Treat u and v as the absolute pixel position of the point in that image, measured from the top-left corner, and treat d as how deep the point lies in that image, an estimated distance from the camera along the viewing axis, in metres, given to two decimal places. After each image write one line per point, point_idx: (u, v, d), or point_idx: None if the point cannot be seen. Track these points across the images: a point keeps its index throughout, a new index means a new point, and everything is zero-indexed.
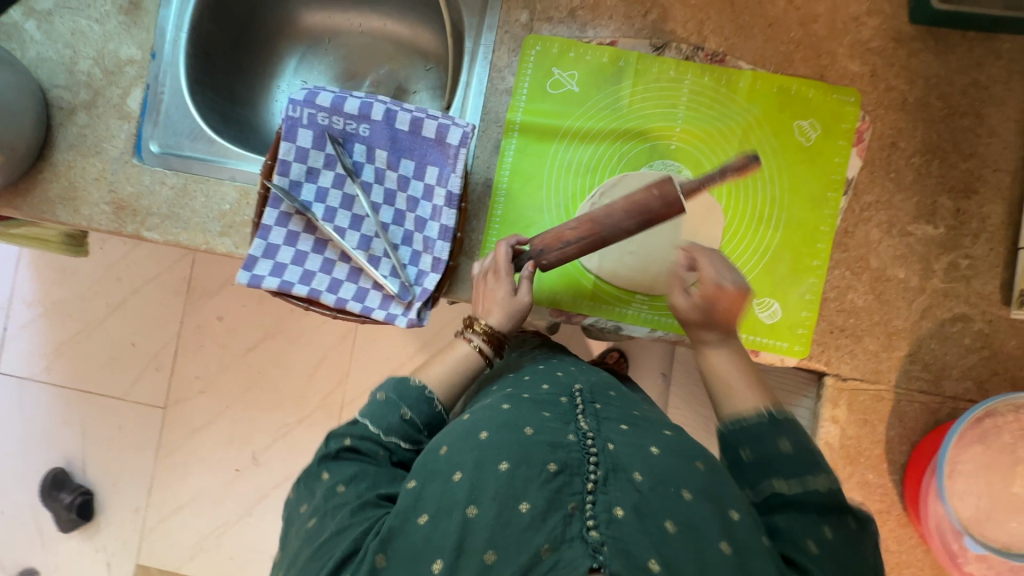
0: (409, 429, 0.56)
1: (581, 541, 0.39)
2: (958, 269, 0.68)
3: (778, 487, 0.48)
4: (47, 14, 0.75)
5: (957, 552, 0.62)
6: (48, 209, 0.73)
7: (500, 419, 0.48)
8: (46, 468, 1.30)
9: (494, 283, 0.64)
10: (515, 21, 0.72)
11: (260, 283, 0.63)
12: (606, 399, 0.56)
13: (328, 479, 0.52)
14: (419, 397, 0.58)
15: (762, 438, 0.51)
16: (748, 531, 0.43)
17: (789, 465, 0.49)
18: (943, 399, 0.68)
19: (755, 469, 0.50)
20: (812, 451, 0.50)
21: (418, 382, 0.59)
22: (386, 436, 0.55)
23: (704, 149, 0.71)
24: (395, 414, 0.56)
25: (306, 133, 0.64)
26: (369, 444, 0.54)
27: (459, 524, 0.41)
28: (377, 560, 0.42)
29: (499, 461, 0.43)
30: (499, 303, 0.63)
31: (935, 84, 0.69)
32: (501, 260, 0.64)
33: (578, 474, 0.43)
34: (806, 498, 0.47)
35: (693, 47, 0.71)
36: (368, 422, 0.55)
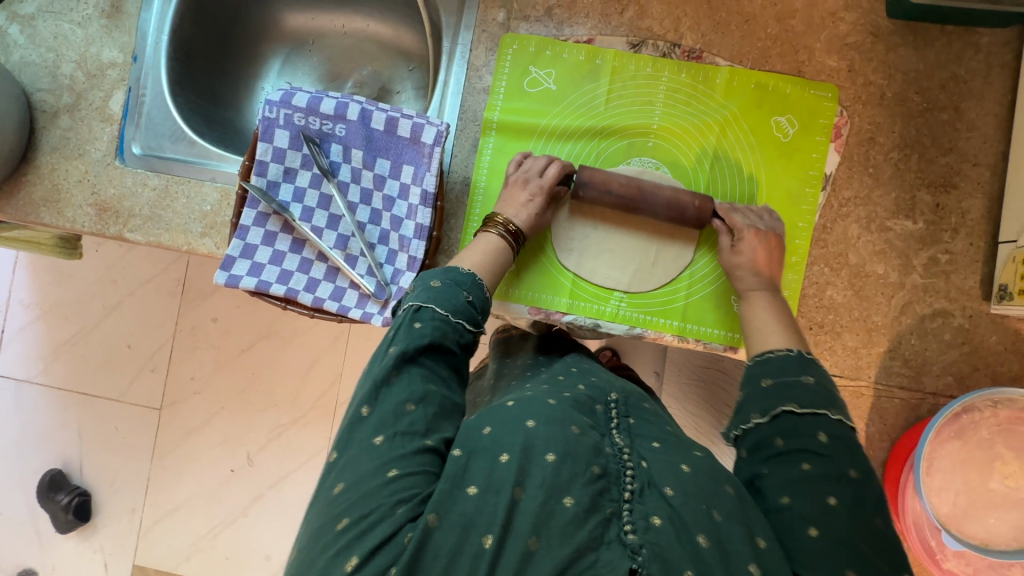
0: (472, 313, 0.56)
1: (619, 544, 0.42)
2: (937, 264, 0.68)
3: (790, 409, 0.51)
4: (29, 19, 0.76)
5: (936, 549, 0.62)
6: (33, 212, 0.73)
7: (549, 412, 0.49)
8: (44, 469, 1.31)
9: (532, 192, 0.66)
10: (491, 20, 0.72)
11: (237, 283, 0.63)
12: (640, 413, 0.56)
13: (394, 393, 0.49)
14: (475, 284, 0.58)
15: (787, 370, 0.54)
16: (775, 560, 0.44)
17: (809, 393, 0.52)
18: (924, 395, 0.68)
19: (774, 391, 0.53)
20: (831, 393, 0.53)
21: (470, 271, 0.59)
22: (453, 324, 0.54)
23: (682, 146, 0.71)
24: (459, 298, 0.56)
25: (282, 133, 0.65)
26: (439, 331, 0.53)
27: (508, 503, 0.42)
28: (430, 520, 0.42)
29: (546, 452, 0.45)
30: (534, 215, 0.66)
31: (913, 79, 0.69)
32: (550, 178, 0.66)
33: (617, 482, 0.45)
34: (818, 426, 0.50)
35: (670, 44, 0.71)
36: (436, 307, 0.54)
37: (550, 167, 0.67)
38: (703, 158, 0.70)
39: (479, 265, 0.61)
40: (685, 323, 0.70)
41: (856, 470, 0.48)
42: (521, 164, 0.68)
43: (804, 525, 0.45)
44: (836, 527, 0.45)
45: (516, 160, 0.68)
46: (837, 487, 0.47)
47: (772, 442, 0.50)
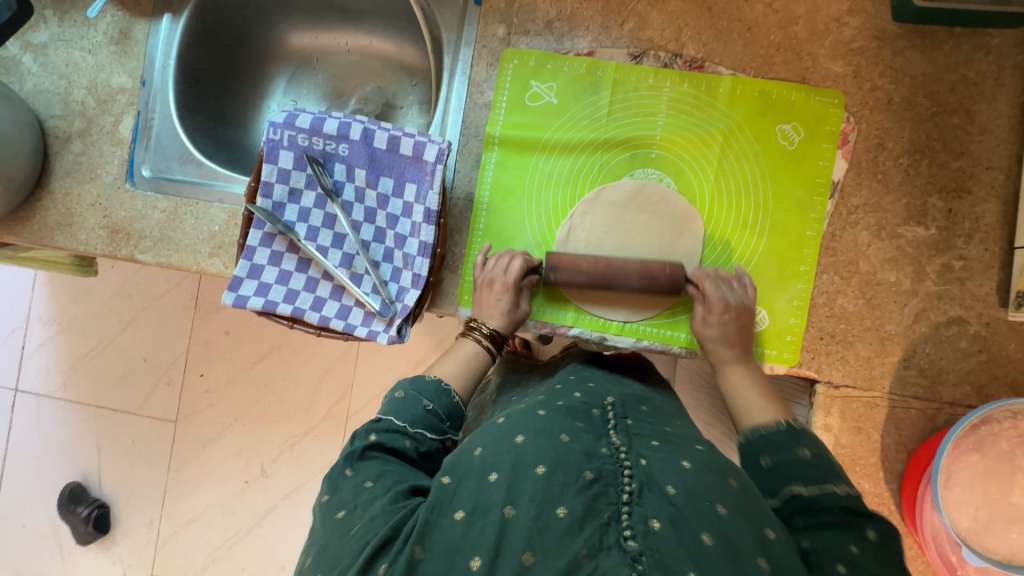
0: (433, 420, 0.58)
1: (618, 550, 0.40)
2: (952, 271, 0.67)
3: (795, 490, 0.49)
4: (42, 47, 0.78)
5: (956, 564, 0.60)
6: (46, 235, 0.75)
7: (537, 425, 0.50)
8: (64, 482, 1.34)
9: (500, 292, 0.66)
10: (492, 36, 0.72)
11: (245, 304, 0.64)
12: (639, 415, 0.56)
13: (353, 477, 0.51)
14: (438, 391, 0.60)
15: (782, 445, 0.53)
16: (784, 550, 0.43)
17: (810, 469, 0.50)
18: (940, 405, 0.66)
19: (775, 474, 0.51)
20: (831, 462, 0.51)
21: (435, 379, 0.61)
22: (412, 428, 0.56)
23: (686, 157, 0.70)
24: (418, 406, 0.58)
25: (287, 154, 0.65)
26: (395, 437, 0.55)
27: (497, 524, 0.42)
28: (414, 551, 0.42)
29: (535, 465, 0.45)
30: (506, 314, 0.66)
31: (922, 82, 0.68)
32: (514, 275, 0.66)
33: (613, 485, 0.44)
34: (827, 502, 0.47)
35: (672, 55, 0.70)
36: (393, 418, 0.56)
37: (514, 263, 0.66)
38: (708, 168, 0.70)
39: (453, 374, 0.62)
40: (692, 335, 0.69)
41: (871, 530, 0.46)
42: (486, 266, 0.68)
43: (833, 560, 0.44)
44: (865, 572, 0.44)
45: (481, 261, 0.68)
46: (858, 539, 0.45)
47: (790, 522, 0.49)
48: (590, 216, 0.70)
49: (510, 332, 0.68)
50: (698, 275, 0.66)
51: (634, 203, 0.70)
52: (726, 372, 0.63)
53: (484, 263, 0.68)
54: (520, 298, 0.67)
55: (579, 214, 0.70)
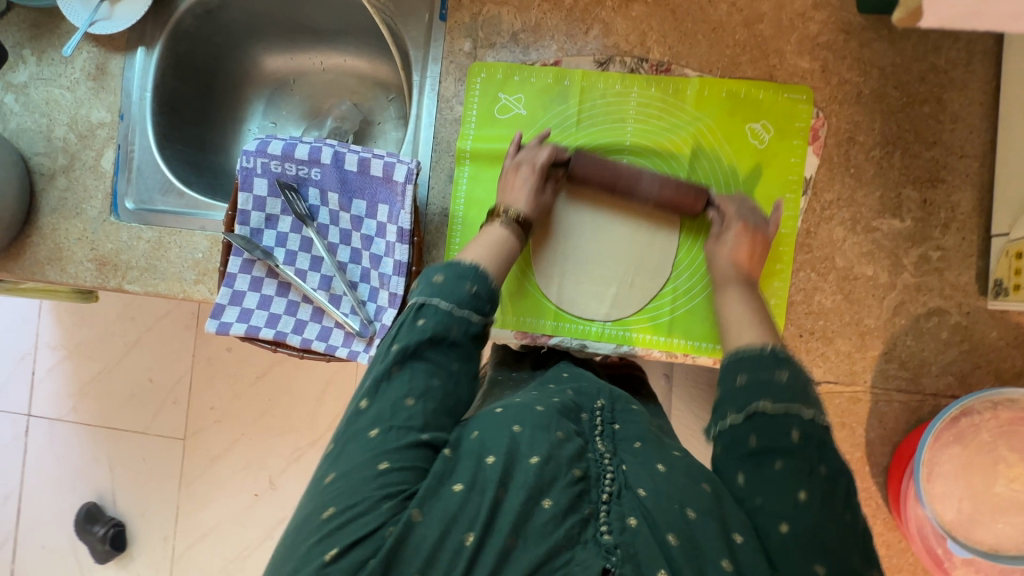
0: (477, 303, 0.56)
1: (594, 544, 0.42)
2: (929, 261, 0.66)
3: (764, 408, 0.49)
4: (23, 87, 0.79)
5: (942, 556, 0.60)
6: (38, 271, 0.77)
7: (534, 413, 0.50)
8: (81, 503, 1.37)
9: (526, 175, 0.67)
10: (458, 51, 0.73)
11: (228, 330, 0.65)
12: (628, 418, 0.54)
13: (395, 387, 0.50)
14: (480, 275, 0.58)
15: (761, 365, 0.51)
16: (750, 554, 0.43)
17: (782, 391, 0.49)
18: (924, 396, 0.66)
19: (747, 391, 0.50)
20: (806, 388, 0.50)
21: (471, 263, 0.58)
22: (457, 313, 0.54)
23: (657, 162, 0.70)
24: (465, 294, 0.56)
25: (261, 181, 0.66)
26: (441, 323, 0.54)
27: (491, 503, 0.43)
28: (412, 514, 0.42)
29: (531, 454, 0.45)
30: (531, 198, 0.67)
31: (891, 73, 0.67)
32: (542, 161, 0.67)
33: (595, 485, 0.45)
34: (791, 424, 0.48)
35: (638, 60, 0.70)
36: (439, 302, 0.54)
37: (543, 152, 0.68)
38: (679, 172, 0.70)
39: (478, 254, 0.62)
40: (671, 338, 0.70)
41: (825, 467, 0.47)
42: (516, 155, 0.69)
43: (775, 521, 0.45)
44: (808, 519, 0.45)
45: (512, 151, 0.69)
46: (809, 481, 0.46)
47: (746, 441, 0.49)
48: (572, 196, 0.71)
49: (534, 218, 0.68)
50: (721, 198, 0.67)
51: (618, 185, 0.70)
52: (724, 294, 0.63)
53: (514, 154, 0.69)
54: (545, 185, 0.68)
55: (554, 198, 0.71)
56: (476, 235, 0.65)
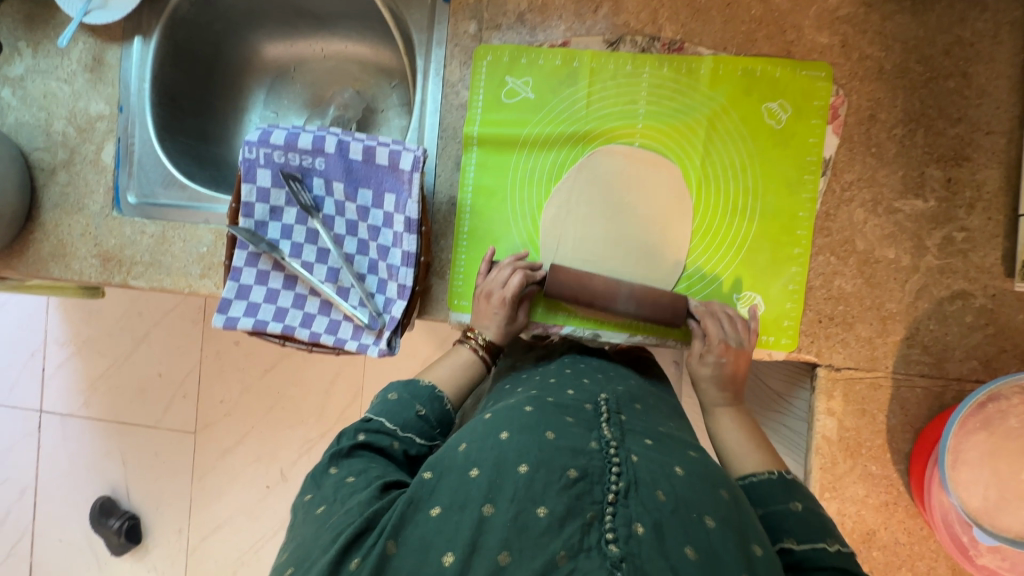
0: (424, 425, 0.57)
1: (599, 554, 0.38)
2: (954, 243, 0.64)
3: (788, 546, 0.47)
4: (20, 80, 0.78)
5: (968, 544, 0.59)
6: (43, 267, 0.76)
7: (522, 421, 0.49)
8: (95, 497, 1.38)
9: (498, 305, 0.65)
10: (463, 33, 0.70)
11: (235, 325, 0.64)
12: (632, 411, 0.55)
13: (337, 471, 0.50)
14: (432, 397, 0.59)
15: (774, 497, 0.50)
16: (769, 567, 0.42)
17: (801, 525, 0.47)
18: (947, 381, 0.64)
19: (769, 527, 0.48)
20: (823, 517, 0.49)
21: (430, 384, 0.61)
22: (402, 431, 0.56)
23: (670, 145, 0.68)
24: (411, 411, 0.57)
25: (264, 172, 0.65)
26: (383, 437, 0.54)
27: (474, 521, 0.40)
28: (387, 545, 0.40)
29: (519, 463, 0.43)
30: (502, 327, 0.66)
31: (914, 47, 0.64)
32: (514, 290, 0.65)
33: (599, 484, 0.42)
34: (821, 560, 0.45)
35: (649, 38, 0.68)
36: (384, 419, 0.56)
37: (513, 278, 0.65)
38: (693, 155, 0.68)
39: (447, 379, 0.63)
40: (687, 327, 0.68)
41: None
42: (488, 275, 0.67)
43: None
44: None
45: (485, 270, 0.67)
46: None
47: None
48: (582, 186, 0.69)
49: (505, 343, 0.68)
50: (702, 310, 0.65)
51: (632, 170, 0.68)
52: (715, 415, 0.62)
53: (486, 272, 0.67)
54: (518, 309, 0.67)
55: (564, 190, 0.69)
56: (444, 355, 0.66)
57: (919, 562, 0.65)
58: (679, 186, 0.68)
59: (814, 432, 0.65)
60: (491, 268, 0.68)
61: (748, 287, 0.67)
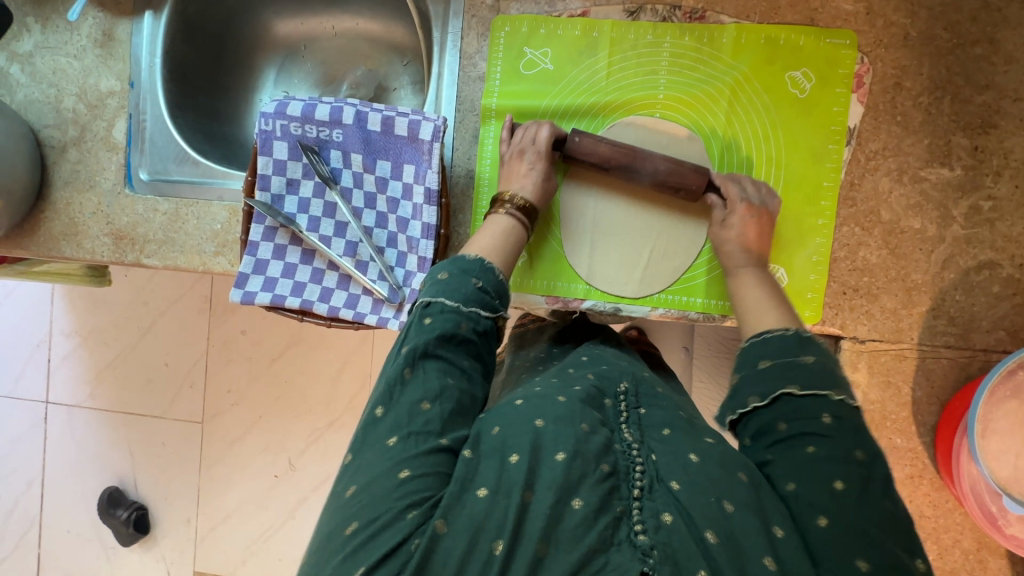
0: (485, 298, 0.53)
1: (629, 545, 0.38)
2: (980, 212, 0.63)
3: (789, 392, 0.47)
4: (28, 57, 0.77)
5: (996, 514, 0.59)
6: (54, 247, 0.75)
7: (557, 406, 0.46)
8: (103, 487, 1.37)
9: (531, 161, 0.64)
10: (480, 4, 0.69)
11: (253, 300, 0.63)
12: (651, 400, 0.52)
13: (409, 392, 0.47)
14: (486, 269, 0.55)
15: (785, 349, 0.50)
16: (795, 552, 0.40)
17: (809, 375, 0.48)
18: (973, 352, 0.63)
19: (773, 374, 0.49)
20: (834, 370, 0.49)
21: (476, 257, 0.56)
22: (465, 311, 0.51)
23: (691, 116, 0.67)
24: (469, 286, 0.53)
25: (281, 145, 0.64)
26: (450, 321, 0.51)
27: (518, 508, 0.39)
28: (437, 526, 0.39)
29: (555, 450, 0.42)
30: (538, 185, 0.64)
31: (940, 14, 0.63)
32: (543, 141, 0.64)
33: (626, 480, 0.42)
34: (820, 408, 0.46)
35: (670, 7, 0.67)
36: (445, 300, 0.52)
37: (542, 131, 0.64)
38: (716, 126, 0.67)
39: (487, 249, 0.58)
40: (708, 299, 0.67)
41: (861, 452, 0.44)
42: (512, 139, 0.66)
43: (812, 515, 0.42)
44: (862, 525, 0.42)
45: (508, 136, 0.66)
46: (845, 469, 0.43)
47: (773, 428, 0.47)
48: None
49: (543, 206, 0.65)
50: (722, 179, 0.64)
51: (652, 142, 0.67)
52: (738, 275, 0.61)
53: (508, 138, 0.66)
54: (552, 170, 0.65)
55: None
56: (481, 228, 0.61)
57: (944, 535, 0.64)
58: (701, 158, 0.67)
59: None
60: (513, 133, 0.67)
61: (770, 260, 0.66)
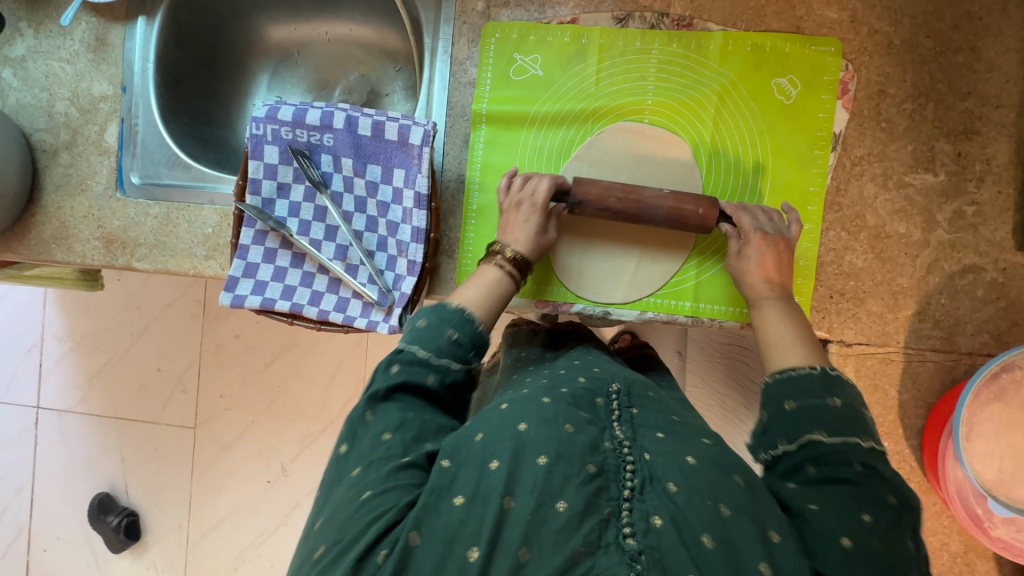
0: (458, 351, 0.53)
1: (617, 549, 0.38)
2: (964, 217, 0.64)
3: (817, 438, 0.46)
4: (21, 61, 0.77)
5: (982, 516, 0.59)
6: (44, 250, 0.75)
7: (540, 411, 0.46)
8: (94, 494, 1.36)
9: (527, 214, 0.63)
10: (471, 11, 0.70)
11: (243, 303, 0.63)
12: (644, 401, 0.53)
13: (371, 428, 0.48)
14: (465, 322, 0.54)
15: (813, 391, 0.49)
16: (789, 556, 0.40)
17: (836, 420, 0.47)
18: (958, 355, 0.64)
19: (799, 417, 0.48)
20: (861, 415, 0.48)
21: (457, 306, 0.56)
22: (435, 363, 0.52)
23: (679, 121, 0.68)
24: (441, 337, 0.53)
25: (272, 149, 0.64)
26: (417, 371, 0.51)
27: (495, 514, 0.39)
28: (410, 537, 0.39)
29: (538, 454, 0.42)
30: (532, 237, 0.63)
31: (923, 22, 0.64)
32: (542, 196, 0.63)
33: (615, 480, 0.42)
34: (849, 453, 0.46)
35: (658, 15, 0.68)
36: (415, 348, 0.52)
37: (542, 184, 0.63)
38: (703, 131, 0.68)
39: (475, 299, 0.58)
40: (698, 303, 0.68)
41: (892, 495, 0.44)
42: (510, 190, 0.65)
43: (836, 538, 0.42)
44: (871, 544, 0.42)
45: (505, 186, 0.66)
46: (874, 506, 0.44)
47: (802, 470, 0.46)
48: (591, 166, 0.68)
49: (536, 258, 0.64)
50: (733, 208, 0.63)
51: (641, 147, 0.68)
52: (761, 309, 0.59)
53: (509, 185, 0.65)
54: (547, 222, 0.64)
55: (574, 168, 0.69)
56: (469, 278, 0.61)
57: (932, 538, 0.64)
58: (688, 163, 0.68)
59: None
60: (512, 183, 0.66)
61: None
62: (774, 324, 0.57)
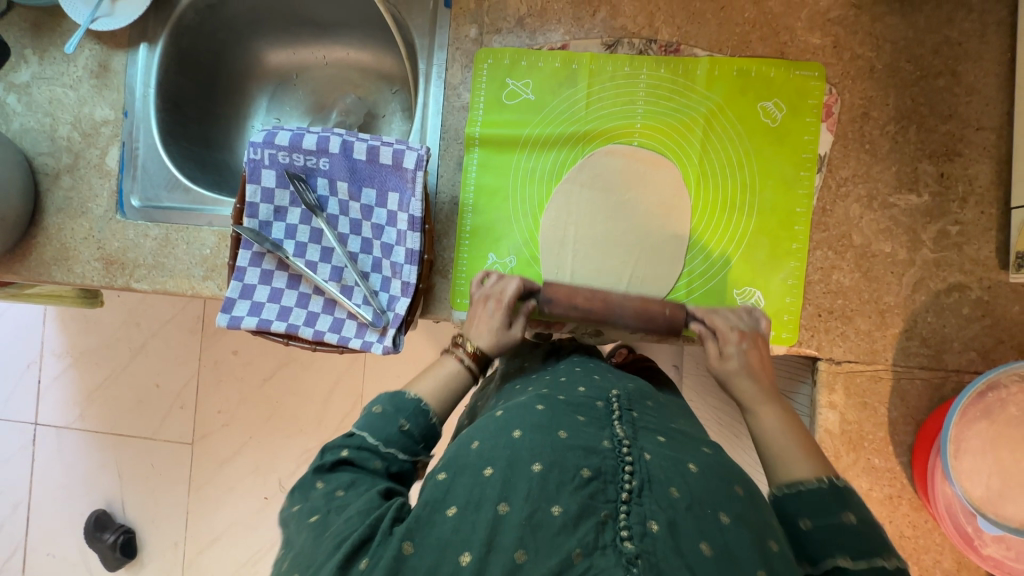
0: (408, 442, 0.52)
1: (614, 551, 0.37)
2: (948, 236, 0.65)
3: (840, 563, 0.43)
4: (25, 87, 0.79)
5: (973, 534, 0.59)
6: (44, 271, 0.76)
7: (534, 420, 0.48)
8: (90, 511, 1.36)
9: (494, 310, 0.63)
10: (464, 37, 0.72)
11: (239, 324, 0.64)
12: (644, 408, 0.54)
13: (324, 487, 0.48)
14: (418, 410, 0.54)
15: (826, 508, 0.45)
16: (786, 563, 0.41)
17: (857, 539, 0.44)
18: (946, 373, 0.65)
19: (818, 539, 0.44)
20: (875, 526, 0.45)
21: (415, 396, 0.55)
22: (384, 449, 0.51)
23: (668, 143, 0.70)
24: (394, 425, 0.52)
25: (269, 173, 0.66)
26: (365, 455, 0.51)
27: (490, 520, 0.39)
28: (403, 546, 0.39)
29: (532, 461, 0.43)
30: (495, 331, 0.62)
31: (904, 47, 0.66)
32: (510, 295, 0.63)
33: (613, 482, 0.42)
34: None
35: (646, 41, 0.70)
36: (367, 434, 0.52)
37: (511, 284, 0.64)
38: (692, 153, 0.69)
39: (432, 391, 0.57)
40: None
41: None
42: (484, 285, 0.65)
43: None
44: None
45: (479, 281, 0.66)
46: None
47: None
48: (581, 188, 0.70)
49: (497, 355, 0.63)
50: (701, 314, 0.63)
51: (631, 169, 0.70)
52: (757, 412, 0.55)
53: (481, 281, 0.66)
54: (513, 318, 0.63)
55: (565, 190, 0.70)
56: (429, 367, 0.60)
57: (924, 555, 0.64)
58: (677, 185, 0.69)
59: (817, 426, 0.66)
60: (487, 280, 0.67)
61: (748, 281, 0.68)
62: (770, 418, 0.53)
